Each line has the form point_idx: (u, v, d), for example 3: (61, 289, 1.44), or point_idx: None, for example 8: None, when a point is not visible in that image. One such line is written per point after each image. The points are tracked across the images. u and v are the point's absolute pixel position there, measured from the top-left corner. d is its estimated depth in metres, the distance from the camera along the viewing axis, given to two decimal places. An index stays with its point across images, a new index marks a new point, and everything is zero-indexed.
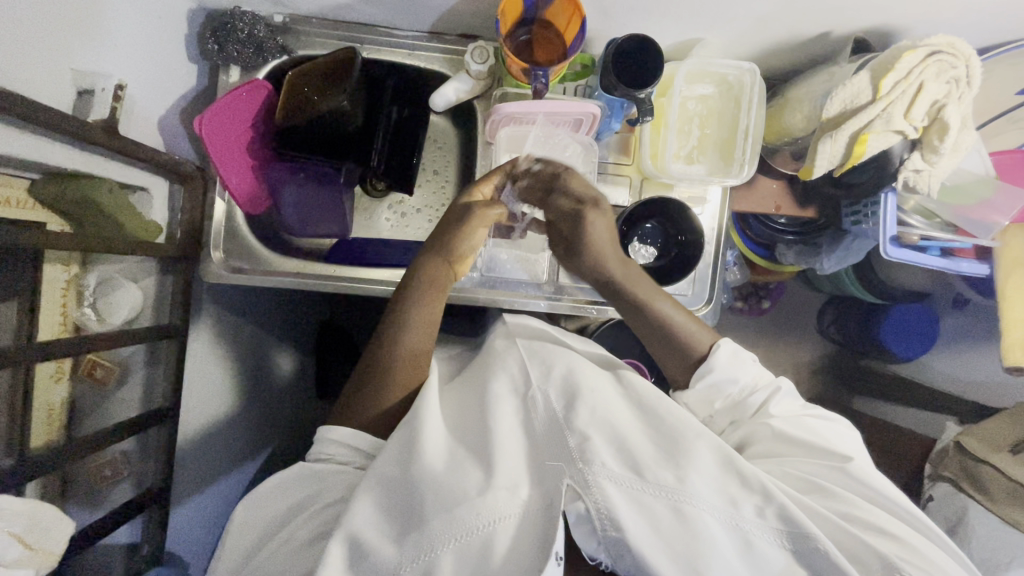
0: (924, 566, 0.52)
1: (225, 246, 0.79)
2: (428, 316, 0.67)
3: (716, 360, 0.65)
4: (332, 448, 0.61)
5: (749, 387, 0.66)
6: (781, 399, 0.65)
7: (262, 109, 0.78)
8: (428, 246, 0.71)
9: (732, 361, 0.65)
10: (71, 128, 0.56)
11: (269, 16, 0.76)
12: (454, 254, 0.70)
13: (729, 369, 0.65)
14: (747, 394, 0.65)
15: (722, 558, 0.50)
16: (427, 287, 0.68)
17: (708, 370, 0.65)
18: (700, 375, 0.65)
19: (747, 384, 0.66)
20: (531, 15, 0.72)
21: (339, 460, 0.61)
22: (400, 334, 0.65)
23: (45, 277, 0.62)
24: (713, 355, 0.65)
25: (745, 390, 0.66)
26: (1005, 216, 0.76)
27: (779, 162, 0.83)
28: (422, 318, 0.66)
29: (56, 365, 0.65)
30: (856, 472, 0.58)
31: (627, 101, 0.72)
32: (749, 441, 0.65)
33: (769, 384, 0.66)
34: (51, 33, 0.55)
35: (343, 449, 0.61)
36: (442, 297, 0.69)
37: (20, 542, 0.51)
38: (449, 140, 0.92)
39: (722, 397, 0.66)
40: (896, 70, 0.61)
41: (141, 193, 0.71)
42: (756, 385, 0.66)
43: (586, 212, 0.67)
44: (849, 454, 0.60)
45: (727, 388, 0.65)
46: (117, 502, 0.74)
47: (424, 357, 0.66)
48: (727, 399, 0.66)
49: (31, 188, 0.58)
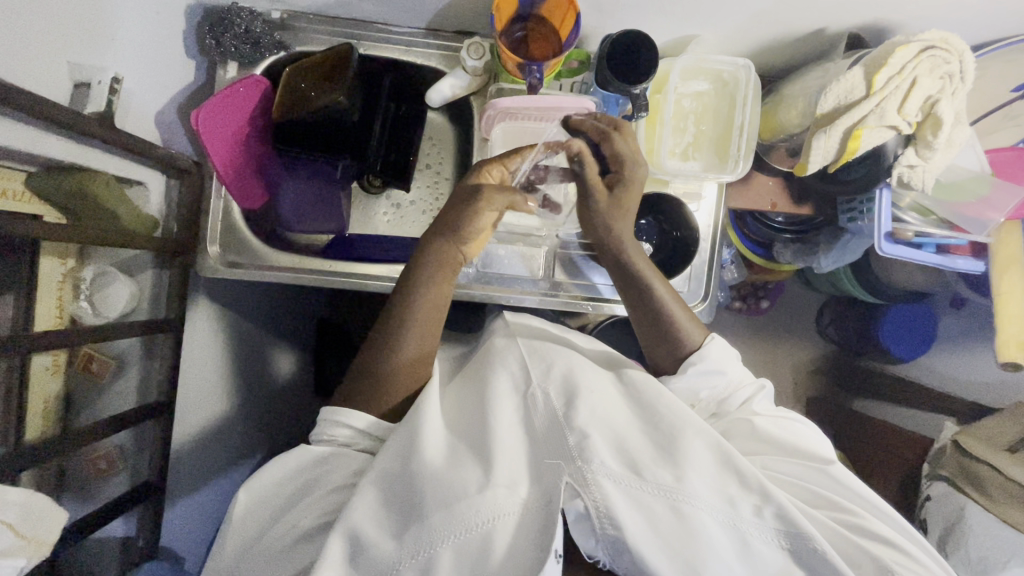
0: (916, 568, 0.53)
1: (221, 240, 0.78)
2: (438, 300, 0.67)
3: (709, 352, 0.65)
4: (333, 429, 0.61)
5: (736, 383, 0.66)
6: (764, 398, 0.66)
7: (258, 104, 0.78)
8: (439, 221, 0.69)
9: (722, 355, 0.66)
10: (68, 119, 0.56)
11: (267, 13, 0.77)
12: (463, 235, 0.67)
13: (718, 363, 0.65)
14: (730, 393, 0.66)
15: (718, 557, 0.50)
16: (437, 270, 0.67)
17: (700, 359, 0.65)
18: (691, 363, 0.65)
19: (733, 380, 0.66)
20: (527, 10, 0.72)
21: (342, 442, 0.61)
22: (397, 347, 0.65)
23: (42, 270, 0.62)
24: (707, 346, 0.66)
25: (730, 386, 0.66)
26: (1000, 212, 0.75)
27: (774, 160, 0.83)
28: (433, 301, 0.66)
29: (52, 358, 0.65)
30: (839, 473, 0.59)
31: (622, 96, 0.71)
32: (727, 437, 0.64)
33: (753, 382, 0.67)
34: (49, 26, 0.56)
35: (346, 431, 0.61)
36: (452, 277, 0.68)
37: (14, 531, 0.51)
38: (444, 137, 0.93)
39: (709, 390, 0.65)
40: (890, 64, 0.61)
41: (138, 188, 0.72)
42: (741, 383, 0.66)
43: (635, 168, 0.67)
44: (831, 456, 0.61)
45: (714, 379, 0.65)
46: (112, 494, 0.74)
47: (423, 361, 0.66)
48: (713, 393, 0.65)
49: (29, 179, 0.59)
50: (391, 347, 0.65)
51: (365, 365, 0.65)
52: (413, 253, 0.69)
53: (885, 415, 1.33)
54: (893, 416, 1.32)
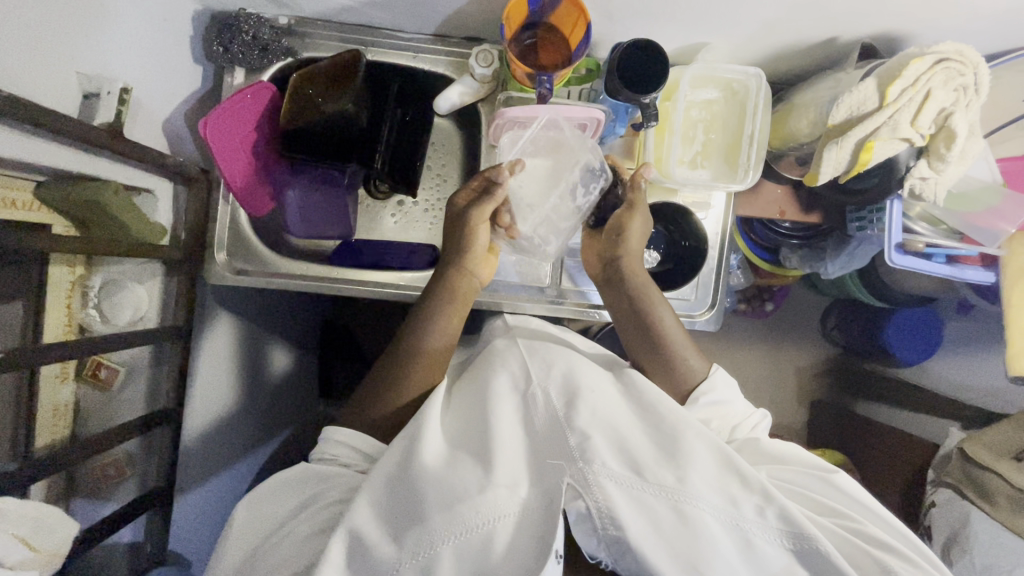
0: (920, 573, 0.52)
1: (230, 246, 0.79)
2: (452, 324, 0.72)
3: (717, 381, 0.68)
4: (336, 449, 0.63)
5: (742, 413, 0.68)
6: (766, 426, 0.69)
7: (267, 110, 0.78)
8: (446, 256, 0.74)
9: (726, 386, 0.69)
10: (75, 129, 0.55)
11: (273, 18, 0.76)
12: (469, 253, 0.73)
13: (723, 391, 0.68)
14: (739, 423, 0.67)
15: (721, 557, 0.49)
16: (451, 298, 0.72)
17: (709, 391, 0.67)
18: (700, 395, 0.67)
19: (740, 409, 0.68)
20: (537, 18, 0.71)
21: (342, 461, 0.63)
22: (411, 338, 0.70)
23: (50, 278, 0.63)
24: (715, 376, 0.69)
25: (738, 415, 0.68)
26: (1011, 225, 0.75)
27: (783, 168, 0.82)
28: (448, 307, 0.72)
29: (61, 365, 0.66)
30: (843, 482, 0.59)
31: (631, 106, 0.71)
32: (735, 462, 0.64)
33: (756, 412, 0.69)
34: (55, 37, 0.56)
35: (348, 449, 0.63)
36: (463, 305, 0.73)
37: (25, 543, 0.51)
38: (449, 142, 0.92)
39: (718, 417, 0.67)
40: (903, 77, 0.61)
41: (146, 196, 0.71)
42: (747, 413, 0.68)
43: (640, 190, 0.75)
44: (834, 466, 0.61)
45: (722, 408, 0.67)
46: (123, 499, 0.75)
47: (442, 355, 0.70)
48: (723, 421, 0.67)
49: (37, 191, 0.59)
50: (410, 351, 0.69)
51: (384, 373, 0.68)
52: (421, 296, 0.73)
53: (887, 419, 1.33)
54: (895, 420, 1.32)
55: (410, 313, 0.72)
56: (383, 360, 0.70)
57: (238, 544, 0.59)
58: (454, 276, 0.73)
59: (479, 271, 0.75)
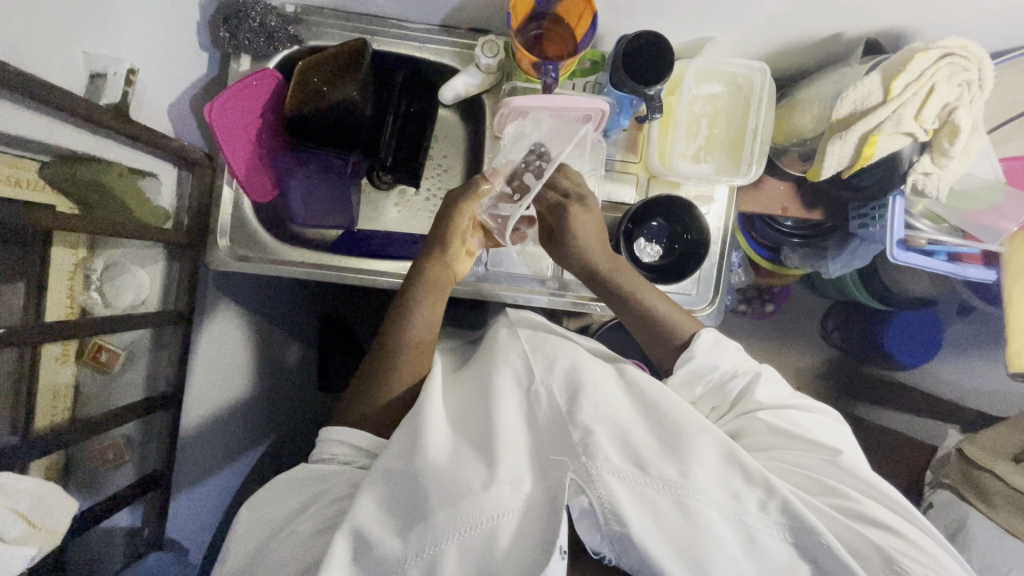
0: (928, 563, 0.51)
1: (232, 234, 0.79)
2: (434, 312, 0.71)
3: (697, 348, 0.67)
4: (334, 448, 0.63)
5: (731, 372, 0.66)
6: (763, 383, 0.65)
7: (273, 98, 0.78)
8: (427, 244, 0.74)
9: (712, 349, 0.67)
10: (83, 108, 0.56)
11: (281, 6, 0.77)
12: (449, 243, 0.72)
13: (709, 357, 0.66)
14: (732, 381, 0.66)
15: (724, 551, 0.49)
16: (431, 287, 0.71)
17: (690, 357, 0.66)
18: (683, 360, 0.67)
19: (729, 370, 0.66)
20: (543, 9, 0.71)
21: (341, 459, 0.63)
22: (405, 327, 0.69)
23: (53, 260, 0.63)
24: (696, 343, 0.67)
25: (726, 375, 0.66)
26: (1012, 223, 0.75)
27: (787, 163, 0.83)
28: (429, 298, 0.71)
29: (62, 346, 0.66)
30: (850, 463, 0.58)
31: (637, 98, 0.72)
32: (739, 431, 0.64)
33: (749, 370, 0.66)
34: (65, 16, 0.56)
35: (346, 447, 0.63)
36: (444, 293, 0.73)
37: (25, 519, 0.52)
38: (453, 135, 0.92)
39: (703, 382, 0.67)
40: (908, 70, 0.61)
41: (150, 179, 0.71)
42: (737, 370, 0.67)
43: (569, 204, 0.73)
44: (842, 445, 0.60)
45: (707, 374, 0.67)
46: (117, 486, 0.74)
47: (426, 346, 0.70)
48: (709, 385, 0.67)
49: (41, 171, 0.58)
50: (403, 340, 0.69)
51: (382, 364, 0.68)
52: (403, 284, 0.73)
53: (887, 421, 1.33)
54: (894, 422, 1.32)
55: (393, 303, 0.72)
56: (375, 348, 0.70)
57: (241, 537, 0.59)
58: (433, 267, 0.72)
59: (456, 264, 0.74)
